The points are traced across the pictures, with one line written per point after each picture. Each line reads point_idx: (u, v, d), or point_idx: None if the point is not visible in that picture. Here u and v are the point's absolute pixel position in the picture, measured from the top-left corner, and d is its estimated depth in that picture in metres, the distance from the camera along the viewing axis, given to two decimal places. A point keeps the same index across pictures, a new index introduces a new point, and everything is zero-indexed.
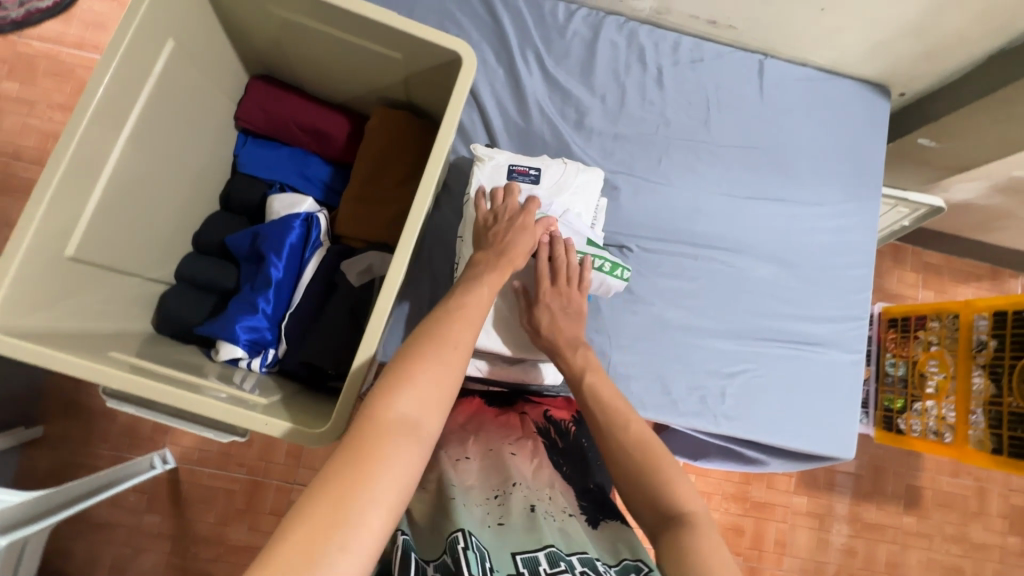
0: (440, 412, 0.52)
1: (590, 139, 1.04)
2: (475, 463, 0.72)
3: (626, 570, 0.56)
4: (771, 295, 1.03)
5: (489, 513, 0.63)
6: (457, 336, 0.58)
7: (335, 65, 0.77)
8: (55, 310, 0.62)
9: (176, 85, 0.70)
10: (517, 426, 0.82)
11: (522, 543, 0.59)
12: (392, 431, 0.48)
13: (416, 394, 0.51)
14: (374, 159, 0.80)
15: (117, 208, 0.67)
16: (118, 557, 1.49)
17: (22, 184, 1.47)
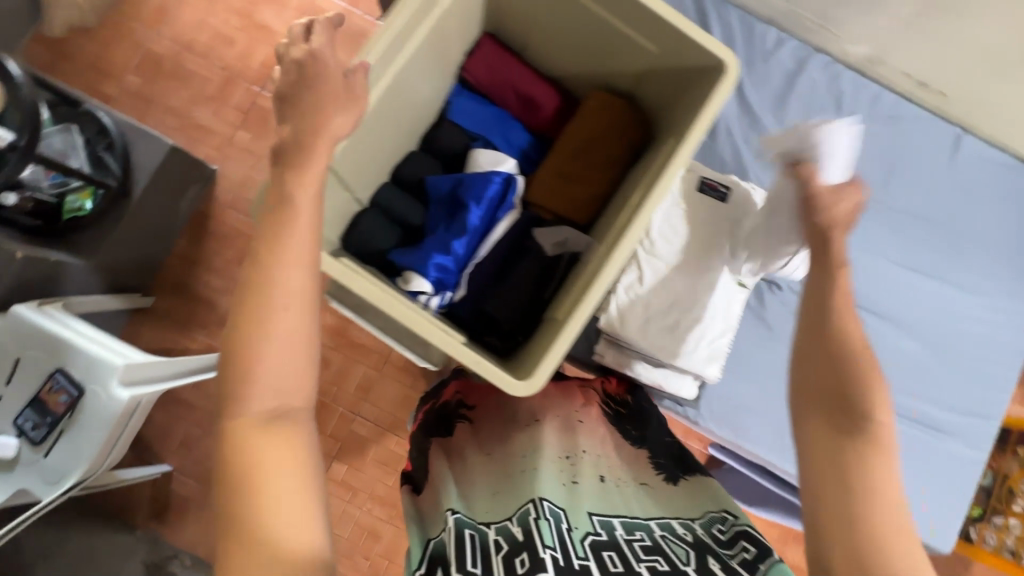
0: (297, 383, 0.57)
1: (766, 169, 1.04)
2: (544, 426, 0.74)
3: (710, 521, 0.61)
4: (905, 370, 1.01)
5: (563, 472, 0.67)
6: (287, 287, 0.56)
7: (577, 42, 0.80)
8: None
9: (443, 32, 0.76)
10: (580, 394, 0.84)
11: (597, 505, 0.63)
12: (258, 418, 0.54)
13: (273, 368, 0.55)
14: (585, 139, 0.82)
15: (369, 131, 0.73)
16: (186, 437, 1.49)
17: (196, 77, 1.60)
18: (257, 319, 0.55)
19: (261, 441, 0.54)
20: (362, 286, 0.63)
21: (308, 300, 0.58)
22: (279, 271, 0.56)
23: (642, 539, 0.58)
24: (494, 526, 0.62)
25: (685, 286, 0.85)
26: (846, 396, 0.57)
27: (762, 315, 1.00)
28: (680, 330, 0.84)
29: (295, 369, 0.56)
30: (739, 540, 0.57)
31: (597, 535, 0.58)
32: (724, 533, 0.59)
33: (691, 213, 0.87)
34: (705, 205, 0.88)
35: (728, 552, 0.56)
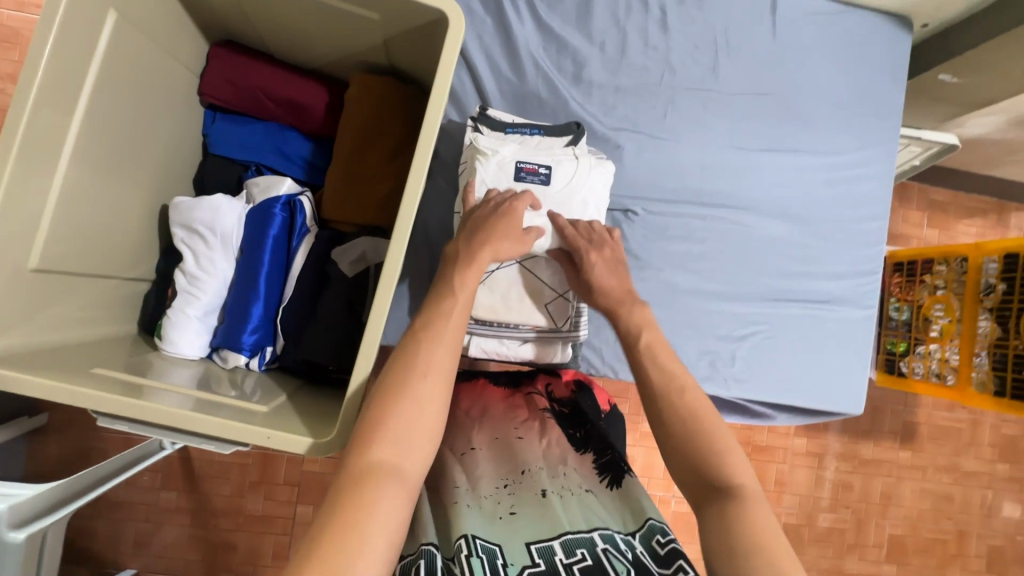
0: (425, 443, 0.52)
1: (589, 94, 0.95)
2: (482, 457, 0.66)
3: (651, 533, 0.57)
4: (782, 253, 0.99)
5: (499, 504, 0.60)
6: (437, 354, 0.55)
7: (303, 28, 0.69)
8: (42, 328, 0.58)
9: (129, 58, 0.61)
10: (522, 406, 0.76)
11: (535, 531, 0.56)
12: (375, 469, 0.48)
13: (395, 440, 0.50)
14: (358, 133, 0.73)
15: (87, 206, 0.61)
16: (140, 534, 1.42)
17: None
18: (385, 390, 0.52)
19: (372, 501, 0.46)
20: (104, 401, 0.53)
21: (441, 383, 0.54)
22: (428, 349, 0.54)
23: (583, 560, 0.52)
24: (429, 547, 0.54)
25: (515, 275, 0.82)
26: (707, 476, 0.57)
27: (626, 247, 0.95)
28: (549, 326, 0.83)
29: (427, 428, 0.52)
30: (675, 560, 0.52)
31: (535, 567, 0.53)
32: (663, 548, 0.54)
33: None
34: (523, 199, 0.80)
35: (665, 572, 0.52)
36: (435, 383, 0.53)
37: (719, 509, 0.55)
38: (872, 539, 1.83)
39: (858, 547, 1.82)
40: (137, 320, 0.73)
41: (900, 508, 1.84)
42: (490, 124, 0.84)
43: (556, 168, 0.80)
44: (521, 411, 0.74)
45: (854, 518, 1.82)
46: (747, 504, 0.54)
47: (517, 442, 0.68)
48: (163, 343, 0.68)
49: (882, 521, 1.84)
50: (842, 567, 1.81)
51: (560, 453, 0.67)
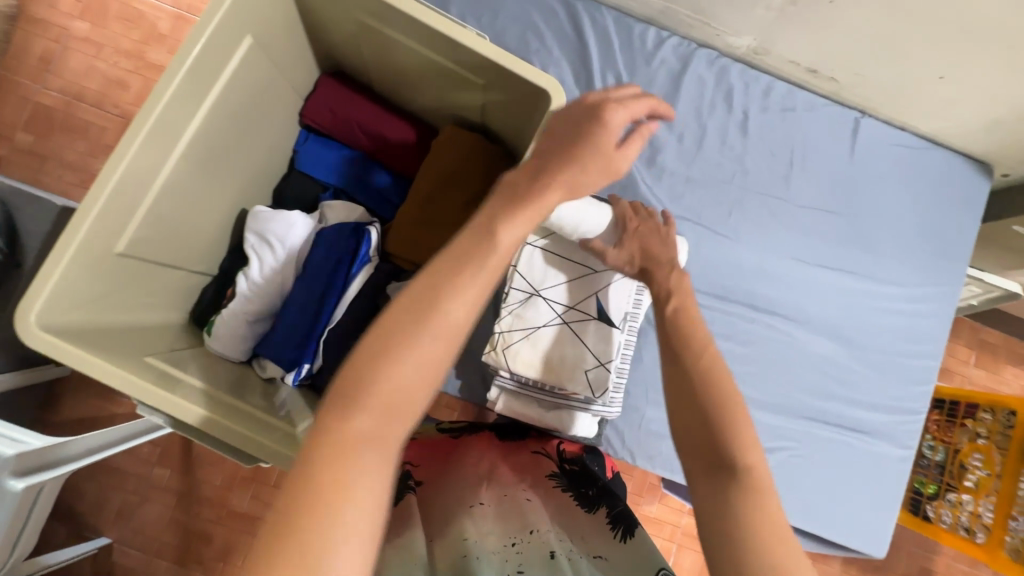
0: (413, 420, 0.38)
1: (659, 178, 0.97)
2: (486, 517, 0.59)
3: None
4: (824, 372, 0.97)
5: (506, 562, 0.52)
6: (448, 322, 0.38)
7: (410, 78, 0.73)
8: (109, 307, 0.61)
9: (251, 78, 0.67)
10: (530, 464, 0.74)
11: None
12: (343, 443, 0.35)
13: (384, 408, 0.36)
14: (437, 178, 0.76)
15: (179, 202, 0.64)
16: (124, 505, 1.42)
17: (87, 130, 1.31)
18: (372, 344, 0.38)
19: (324, 475, 0.34)
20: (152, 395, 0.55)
21: (457, 344, 0.39)
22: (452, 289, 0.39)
23: None
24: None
25: (558, 333, 0.81)
26: (713, 451, 0.45)
27: None
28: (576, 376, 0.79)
29: (415, 405, 0.38)
30: None
31: None
32: None
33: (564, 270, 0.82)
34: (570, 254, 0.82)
35: None
36: (451, 340, 0.39)
37: (711, 483, 0.44)
38: None
39: None
40: (189, 310, 0.76)
41: None
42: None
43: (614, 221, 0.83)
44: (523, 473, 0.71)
45: None
46: (757, 495, 0.42)
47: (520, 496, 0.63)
48: (211, 340, 0.71)
49: None
50: None
51: (564, 514, 0.62)
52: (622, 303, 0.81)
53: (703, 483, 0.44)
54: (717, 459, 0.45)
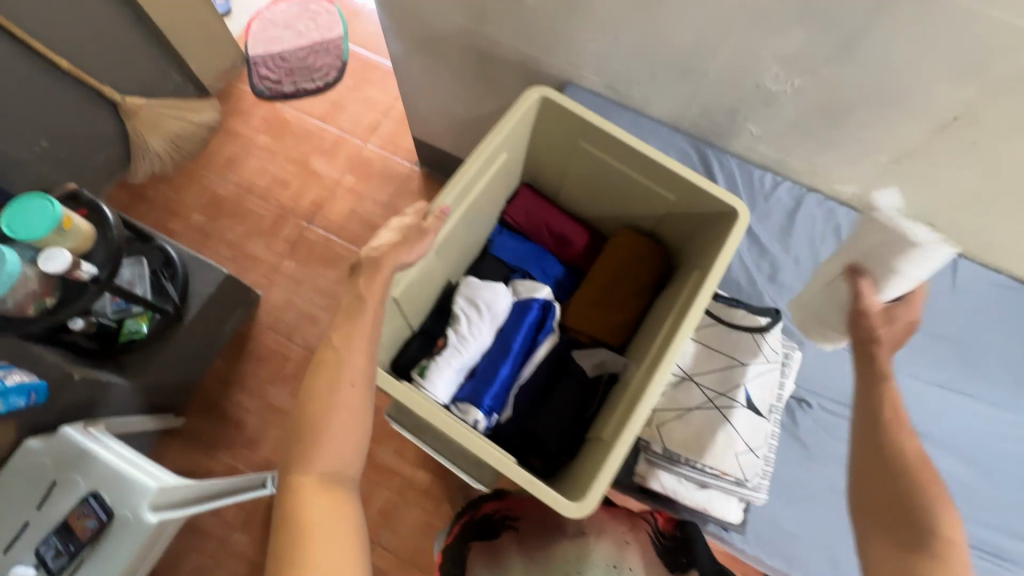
0: (353, 450, 0.65)
1: (780, 293, 1.12)
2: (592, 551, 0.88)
3: None
4: (952, 490, 0.99)
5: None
6: (352, 368, 0.66)
7: (603, 192, 0.95)
8: None
9: (493, 182, 0.90)
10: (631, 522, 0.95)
11: None
12: (319, 481, 0.61)
13: (332, 450, 0.63)
14: (616, 269, 0.92)
15: (431, 265, 0.84)
16: (199, 568, 1.42)
17: None
18: (312, 413, 0.64)
19: (319, 500, 0.60)
20: (422, 406, 0.69)
21: (362, 390, 0.67)
22: (344, 362, 0.67)
23: None
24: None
25: (710, 418, 0.88)
26: (911, 535, 0.67)
27: (795, 433, 1.02)
28: (730, 458, 0.86)
29: (352, 443, 0.65)
30: None
31: None
32: None
33: (715, 361, 0.93)
34: (718, 346, 0.94)
35: None
36: (356, 387, 0.66)
37: (889, 539, 0.68)
38: None
39: None
40: (395, 355, 0.89)
41: None
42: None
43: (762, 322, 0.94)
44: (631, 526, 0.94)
45: None
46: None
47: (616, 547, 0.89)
48: (422, 380, 0.82)
49: None
50: None
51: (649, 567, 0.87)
52: (765, 394, 0.91)
53: (885, 553, 0.68)
54: (898, 525, 0.68)
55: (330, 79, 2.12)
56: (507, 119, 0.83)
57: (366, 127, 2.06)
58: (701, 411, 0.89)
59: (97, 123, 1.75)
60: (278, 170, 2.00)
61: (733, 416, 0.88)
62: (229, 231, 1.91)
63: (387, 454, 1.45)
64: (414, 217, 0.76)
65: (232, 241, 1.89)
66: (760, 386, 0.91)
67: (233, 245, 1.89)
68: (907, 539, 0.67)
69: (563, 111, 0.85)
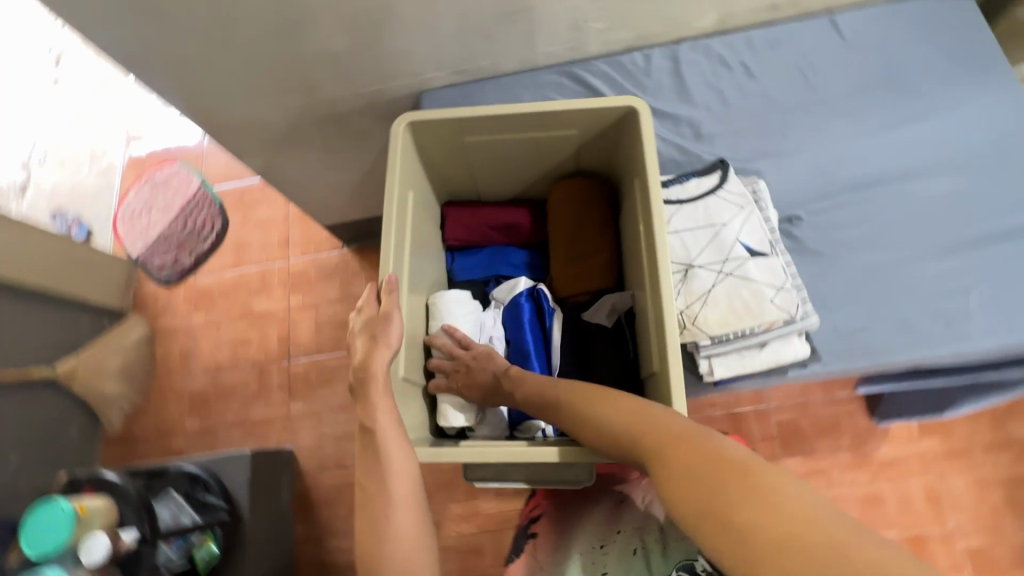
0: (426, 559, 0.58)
1: (713, 144, 1.13)
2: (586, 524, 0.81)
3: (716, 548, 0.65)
4: (957, 204, 1.02)
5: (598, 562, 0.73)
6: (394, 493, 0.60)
7: (513, 164, 0.95)
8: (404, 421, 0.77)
9: (417, 220, 0.89)
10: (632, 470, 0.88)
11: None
12: None
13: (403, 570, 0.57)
14: (570, 220, 0.93)
15: (413, 325, 0.84)
16: None
17: None
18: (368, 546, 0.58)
19: None
20: (492, 453, 0.68)
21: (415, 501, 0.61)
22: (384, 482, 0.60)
23: None
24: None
25: (731, 286, 0.89)
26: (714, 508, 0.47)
27: (805, 247, 1.03)
28: (766, 308, 0.88)
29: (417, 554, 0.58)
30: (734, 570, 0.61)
31: None
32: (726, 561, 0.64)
33: (701, 237, 0.93)
34: (695, 222, 0.94)
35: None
36: (409, 499, 0.60)
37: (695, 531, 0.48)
38: None
39: None
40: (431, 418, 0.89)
41: None
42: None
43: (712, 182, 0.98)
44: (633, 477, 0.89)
45: None
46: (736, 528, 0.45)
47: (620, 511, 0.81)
48: (477, 428, 0.86)
49: None
50: None
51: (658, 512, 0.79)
52: (760, 235, 0.92)
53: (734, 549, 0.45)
54: (712, 504, 0.47)
55: (218, 228, 2.07)
56: (393, 160, 0.81)
57: (280, 246, 2.02)
58: (720, 284, 0.90)
59: (49, 408, 1.55)
60: (232, 334, 1.95)
61: (745, 273, 0.90)
62: (227, 414, 1.87)
63: (493, 503, 1.45)
64: (369, 301, 0.76)
65: (235, 421, 1.85)
66: (749, 231, 0.93)
67: (239, 424, 1.85)
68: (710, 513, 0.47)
69: (434, 123, 0.85)
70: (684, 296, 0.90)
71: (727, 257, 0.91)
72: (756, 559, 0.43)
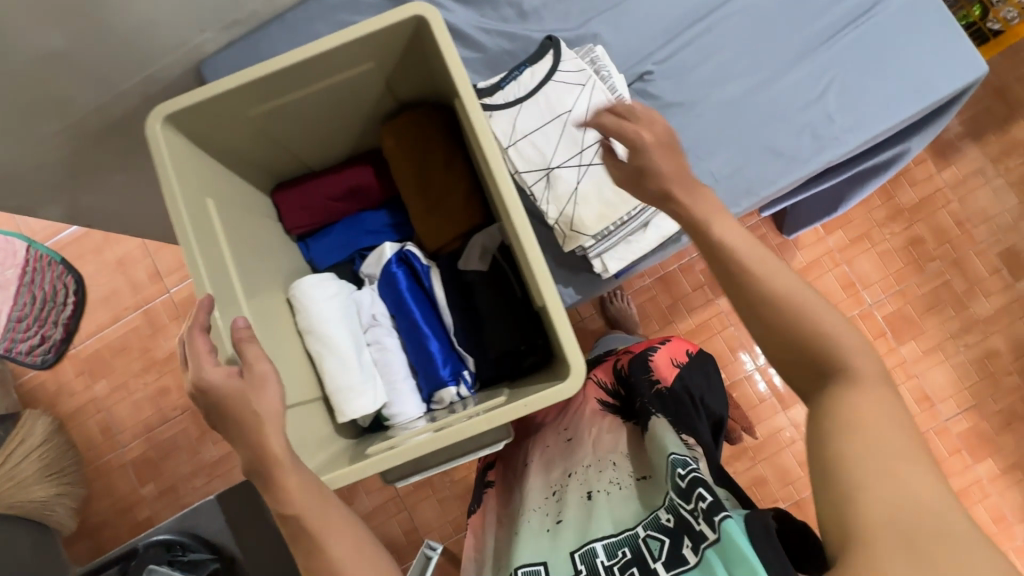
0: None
1: (542, 18, 0.98)
2: (535, 469, 0.81)
3: (673, 466, 0.61)
4: (800, 2, 0.95)
5: (547, 517, 0.70)
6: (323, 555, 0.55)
7: (321, 124, 0.79)
8: (299, 459, 0.66)
9: (236, 231, 0.72)
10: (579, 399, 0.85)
11: (580, 535, 0.65)
12: None
13: None
14: (411, 165, 0.80)
15: (278, 352, 0.71)
16: None
17: None
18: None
19: None
20: (395, 458, 0.63)
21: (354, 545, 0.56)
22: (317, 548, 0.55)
23: (623, 557, 0.60)
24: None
25: (598, 177, 0.83)
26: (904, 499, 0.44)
27: (665, 103, 0.95)
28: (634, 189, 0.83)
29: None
30: (694, 490, 0.56)
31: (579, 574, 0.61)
32: (682, 480, 0.59)
33: (554, 134, 0.84)
34: (543, 119, 0.85)
35: (689, 504, 0.57)
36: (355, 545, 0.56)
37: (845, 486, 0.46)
38: None
39: None
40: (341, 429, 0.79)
41: None
42: (487, 93, 0.88)
43: (547, 66, 0.87)
44: (578, 401, 0.86)
45: None
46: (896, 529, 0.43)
47: (568, 446, 0.79)
48: (392, 420, 0.77)
49: None
50: None
51: (611, 441, 0.76)
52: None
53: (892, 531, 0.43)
54: (897, 495, 0.44)
55: (72, 284, 1.61)
56: (163, 176, 0.63)
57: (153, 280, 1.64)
58: (587, 182, 0.84)
59: None
60: (146, 389, 1.63)
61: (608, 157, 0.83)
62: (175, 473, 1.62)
63: None
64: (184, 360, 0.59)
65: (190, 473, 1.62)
66: (599, 110, 0.84)
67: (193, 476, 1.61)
68: (894, 492, 0.44)
69: (195, 111, 0.66)
70: (557, 205, 0.84)
71: (585, 149, 0.83)
72: (895, 549, 0.42)
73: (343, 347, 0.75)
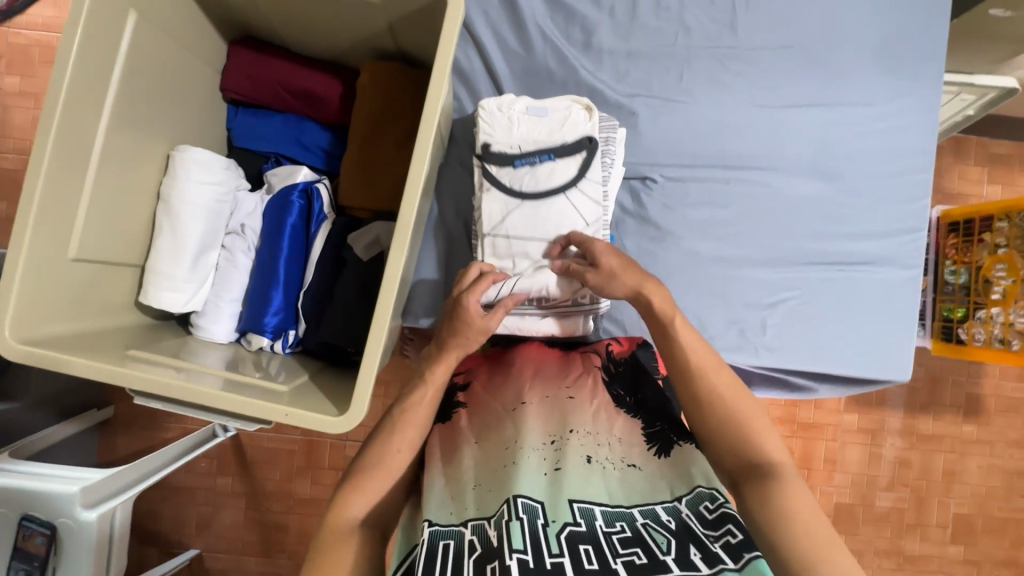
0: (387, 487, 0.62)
1: (600, 62, 0.91)
2: (530, 411, 0.66)
3: (697, 499, 0.58)
4: (812, 213, 0.93)
5: (545, 460, 0.61)
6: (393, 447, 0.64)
7: (308, 17, 0.71)
8: (60, 318, 0.60)
9: (150, 55, 0.64)
10: (577, 362, 0.76)
11: (581, 491, 0.57)
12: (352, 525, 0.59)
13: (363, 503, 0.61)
14: (372, 114, 0.74)
15: (115, 196, 0.63)
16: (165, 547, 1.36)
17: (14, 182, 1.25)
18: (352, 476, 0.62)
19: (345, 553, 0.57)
20: (137, 378, 0.57)
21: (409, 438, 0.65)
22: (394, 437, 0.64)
23: (622, 531, 0.54)
24: (470, 525, 0.56)
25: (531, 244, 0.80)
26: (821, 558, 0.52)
27: (645, 217, 0.92)
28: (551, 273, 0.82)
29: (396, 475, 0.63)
30: (723, 524, 0.54)
31: (576, 525, 0.53)
32: (710, 512, 0.56)
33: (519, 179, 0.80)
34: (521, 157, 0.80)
35: (712, 535, 0.53)
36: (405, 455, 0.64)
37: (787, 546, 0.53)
38: (935, 519, 1.67)
39: (920, 528, 1.67)
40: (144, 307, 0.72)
41: (966, 485, 1.67)
42: (497, 161, 0.80)
43: (562, 112, 0.82)
44: (577, 370, 0.74)
45: (914, 497, 1.67)
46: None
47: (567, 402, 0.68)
48: (197, 328, 0.72)
49: (945, 500, 1.67)
50: (901, 548, 1.67)
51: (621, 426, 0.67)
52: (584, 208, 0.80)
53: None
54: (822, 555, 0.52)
55: None
56: None
57: None
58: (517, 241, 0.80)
59: None
60: None
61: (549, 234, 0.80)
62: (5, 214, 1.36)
63: None
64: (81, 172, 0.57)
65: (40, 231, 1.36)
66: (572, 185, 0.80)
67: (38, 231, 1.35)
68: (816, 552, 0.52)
69: None
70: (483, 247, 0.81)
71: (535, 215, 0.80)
72: None
73: (185, 236, 0.68)
